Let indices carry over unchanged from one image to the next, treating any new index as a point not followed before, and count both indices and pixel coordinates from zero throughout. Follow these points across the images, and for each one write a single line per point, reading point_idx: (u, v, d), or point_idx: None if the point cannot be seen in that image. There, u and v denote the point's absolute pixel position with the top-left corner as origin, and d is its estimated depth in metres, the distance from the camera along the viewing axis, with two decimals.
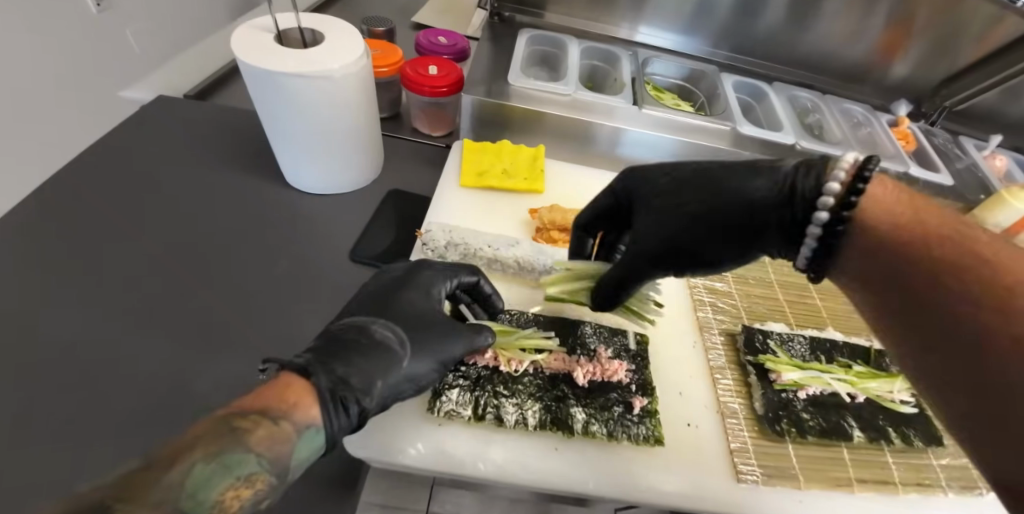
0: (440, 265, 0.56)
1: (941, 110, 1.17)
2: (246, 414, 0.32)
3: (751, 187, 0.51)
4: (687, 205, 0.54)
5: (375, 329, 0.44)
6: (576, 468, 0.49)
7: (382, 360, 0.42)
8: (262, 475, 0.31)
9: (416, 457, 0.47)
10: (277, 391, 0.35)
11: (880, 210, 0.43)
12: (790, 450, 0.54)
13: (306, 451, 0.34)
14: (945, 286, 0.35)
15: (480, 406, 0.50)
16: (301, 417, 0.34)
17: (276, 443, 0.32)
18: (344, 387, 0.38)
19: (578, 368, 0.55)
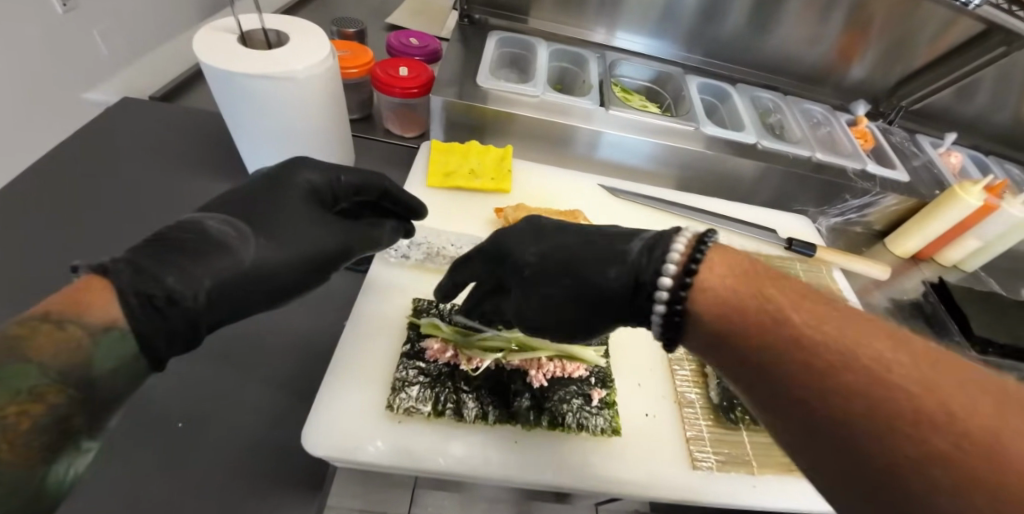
0: (321, 169, 0.57)
1: (898, 109, 1.23)
2: (29, 321, 0.33)
3: (606, 268, 0.45)
4: (548, 274, 0.48)
5: (209, 224, 0.44)
6: (535, 459, 0.50)
7: (217, 256, 0.42)
8: (52, 384, 0.32)
9: (377, 453, 0.48)
10: (69, 294, 0.35)
11: (726, 280, 0.38)
12: (745, 437, 0.56)
13: (109, 359, 0.35)
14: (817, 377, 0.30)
15: (439, 402, 0.51)
16: (93, 321, 0.34)
17: (62, 350, 0.33)
18: (151, 283, 0.37)
19: (539, 366, 0.55)
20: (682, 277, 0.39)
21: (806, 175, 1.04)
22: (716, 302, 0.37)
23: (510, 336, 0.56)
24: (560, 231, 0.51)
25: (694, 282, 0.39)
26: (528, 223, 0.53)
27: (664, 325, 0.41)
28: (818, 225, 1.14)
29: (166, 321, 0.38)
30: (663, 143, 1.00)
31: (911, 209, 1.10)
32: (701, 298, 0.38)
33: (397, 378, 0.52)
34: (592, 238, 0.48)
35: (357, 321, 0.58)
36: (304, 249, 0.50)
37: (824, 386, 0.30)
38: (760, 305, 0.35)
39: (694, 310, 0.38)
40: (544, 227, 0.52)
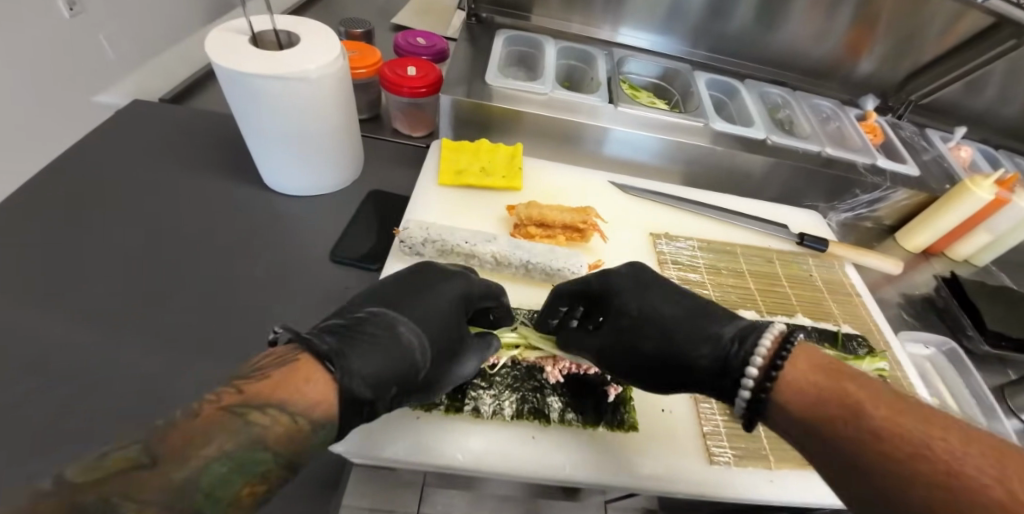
0: (470, 273, 0.54)
1: (907, 104, 1.23)
2: (263, 407, 0.32)
3: (698, 347, 0.46)
4: (632, 331, 0.50)
5: (401, 329, 0.43)
6: (553, 455, 0.50)
7: (401, 365, 0.41)
8: (274, 469, 0.32)
9: (396, 448, 0.48)
10: (291, 377, 0.34)
11: (815, 375, 0.38)
12: (761, 432, 0.56)
13: (317, 446, 0.34)
14: (893, 459, 0.32)
15: (458, 397, 0.51)
16: (322, 416, 0.34)
17: (292, 443, 0.32)
18: (360, 384, 0.37)
19: (554, 363, 0.56)
20: (769, 370, 0.40)
21: (816, 171, 1.04)
22: (800, 394, 0.38)
23: (524, 333, 0.57)
24: (662, 291, 0.52)
25: (781, 376, 0.39)
26: (641, 272, 0.54)
27: (748, 410, 0.41)
28: (828, 220, 1.13)
29: (359, 416, 0.38)
30: (673, 139, 1.00)
31: (921, 204, 1.09)
32: (789, 391, 0.39)
33: None
34: (693, 308, 0.49)
35: None
36: (449, 353, 0.47)
37: (901, 471, 0.31)
38: (843, 398, 0.36)
39: (777, 403, 0.39)
40: (651, 282, 0.53)
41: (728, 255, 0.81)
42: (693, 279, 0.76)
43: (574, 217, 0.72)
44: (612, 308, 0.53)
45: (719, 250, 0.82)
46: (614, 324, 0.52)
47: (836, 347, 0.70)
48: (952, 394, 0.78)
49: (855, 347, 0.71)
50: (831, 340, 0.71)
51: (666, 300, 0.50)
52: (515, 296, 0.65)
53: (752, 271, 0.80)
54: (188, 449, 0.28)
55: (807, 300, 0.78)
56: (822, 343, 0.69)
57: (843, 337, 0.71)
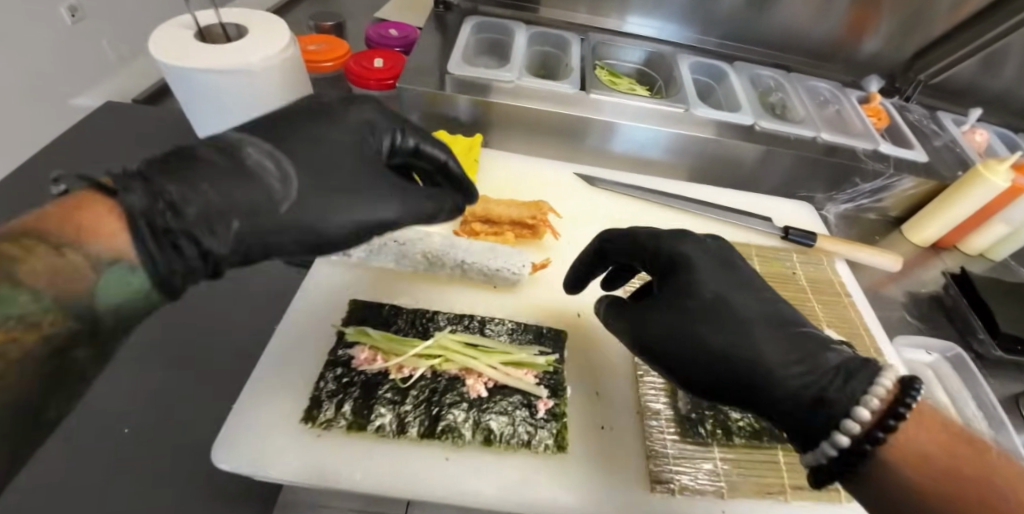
0: (383, 111, 0.48)
1: (916, 84, 1.11)
2: (20, 239, 0.27)
3: (787, 364, 0.40)
4: (701, 320, 0.44)
5: (248, 153, 0.37)
6: (465, 480, 0.45)
7: (249, 191, 0.35)
8: (53, 316, 0.27)
9: (294, 471, 0.45)
10: (65, 210, 0.29)
11: (935, 448, 0.33)
12: (716, 454, 0.49)
13: (114, 291, 0.30)
14: None
15: (364, 414, 0.47)
16: (102, 248, 0.29)
17: (58, 279, 0.27)
18: (169, 215, 0.31)
19: (476, 374, 0.50)
20: (885, 418, 0.34)
21: (813, 160, 0.95)
22: (918, 469, 0.32)
23: (440, 341, 0.51)
24: (735, 280, 0.47)
25: (893, 438, 0.33)
26: (719, 252, 0.49)
27: (836, 459, 0.35)
28: (825, 213, 1.04)
29: (181, 259, 0.33)
30: (655, 128, 0.92)
31: (931, 192, 0.99)
32: (902, 460, 0.33)
33: (317, 385, 0.48)
34: (770, 312, 0.44)
35: (291, 323, 0.55)
36: (327, 181, 0.40)
37: None
38: (978, 495, 0.30)
39: (881, 462, 0.34)
40: (729, 270, 0.48)
41: None
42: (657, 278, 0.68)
43: (526, 212, 0.65)
44: (679, 286, 0.47)
45: None
46: (687, 311, 0.45)
47: None
48: (953, 403, 0.70)
49: None
50: None
51: (741, 296, 0.45)
52: (449, 300, 0.59)
53: None
54: None
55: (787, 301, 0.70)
56: None
57: None
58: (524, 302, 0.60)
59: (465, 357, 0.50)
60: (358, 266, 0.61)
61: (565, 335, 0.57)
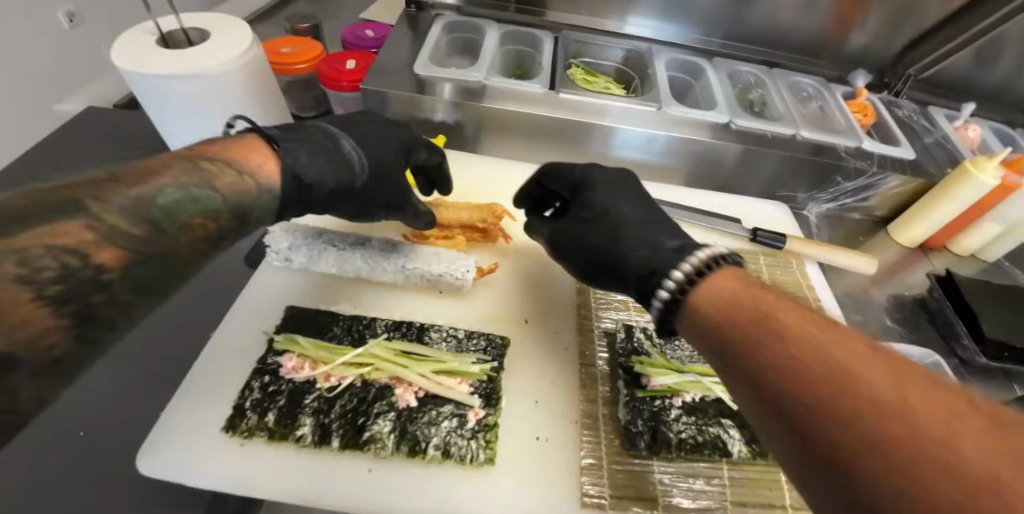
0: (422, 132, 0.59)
1: (905, 79, 1.08)
2: (216, 161, 0.39)
3: (633, 246, 0.47)
4: (587, 225, 0.52)
5: (343, 142, 0.48)
6: (386, 491, 0.44)
7: (342, 169, 0.47)
8: (223, 213, 0.38)
9: (219, 479, 0.45)
10: (241, 148, 0.41)
11: (727, 287, 0.35)
12: (654, 467, 0.47)
13: (262, 208, 0.42)
14: (818, 396, 0.25)
15: (290, 424, 0.46)
16: (265, 181, 0.41)
17: (237, 191, 0.39)
18: (303, 169, 0.44)
19: (406, 384, 0.49)
20: (691, 276, 0.38)
21: (795, 159, 0.91)
22: (712, 307, 0.35)
23: (371, 349, 0.50)
24: (633, 199, 0.52)
25: (697, 286, 0.37)
26: (622, 179, 0.55)
27: (663, 313, 0.40)
28: (807, 213, 1.00)
29: (298, 196, 0.45)
30: (628, 127, 0.89)
31: (918, 190, 0.96)
32: (702, 297, 0.36)
33: (241, 395, 0.48)
34: (654, 218, 0.49)
35: (229, 331, 0.54)
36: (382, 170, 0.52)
37: (824, 409, 0.24)
38: (764, 323, 0.31)
39: (691, 305, 0.37)
40: (631, 192, 0.53)
41: None
42: None
43: (477, 216, 0.62)
44: (581, 201, 0.54)
45: None
46: (580, 220, 0.53)
47: None
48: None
49: None
50: None
51: (619, 201, 0.51)
52: (391, 307, 0.57)
53: None
54: (140, 177, 0.34)
55: None
56: None
57: None
58: (470, 308, 0.59)
59: (394, 367, 0.49)
60: (301, 272, 0.59)
61: (508, 343, 0.55)
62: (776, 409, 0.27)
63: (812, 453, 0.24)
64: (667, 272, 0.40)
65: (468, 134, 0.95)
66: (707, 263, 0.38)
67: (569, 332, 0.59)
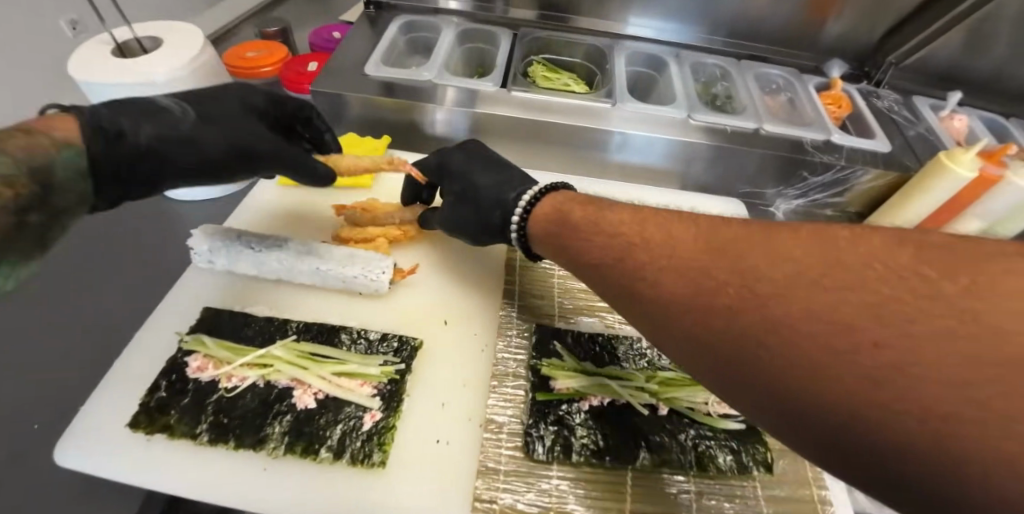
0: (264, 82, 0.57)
1: (885, 67, 1.01)
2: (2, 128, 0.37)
3: (491, 212, 0.55)
4: (456, 201, 0.58)
5: (159, 100, 0.47)
6: (277, 490, 0.45)
7: (157, 118, 0.45)
8: (16, 177, 0.36)
9: (121, 473, 0.46)
10: (42, 120, 0.40)
11: (556, 211, 0.48)
12: (553, 473, 0.47)
13: (66, 169, 0.39)
14: (643, 271, 0.35)
15: (193, 421, 0.48)
16: (62, 138, 0.39)
17: (30, 152, 0.37)
18: (110, 126, 0.42)
19: (306, 386, 0.49)
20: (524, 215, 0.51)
21: (759, 155, 0.88)
22: (548, 227, 0.48)
23: (277, 349, 0.51)
24: (489, 166, 0.58)
25: (531, 213, 0.51)
26: (477, 149, 0.61)
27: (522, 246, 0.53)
28: (775, 209, 0.95)
29: (115, 151, 0.43)
30: (582, 125, 0.86)
31: (892, 185, 0.91)
32: (539, 223, 0.50)
33: (147, 394, 0.49)
34: (504, 180, 0.57)
35: (151, 331, 0.56)
36: (253, 155, 0.51)
37: (650, 279, 0.34)
38: (597, 234, 0.41)
39: (533, 233, 0.50)
40: (490, 159, 0.59)
41: None
42: (539, 284, 0.62)
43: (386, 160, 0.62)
44: (456, 176, 0.59)
45: None
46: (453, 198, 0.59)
47: None
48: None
49: None
50: None
51: (474, 174, 0.58)
52: (310, 309, 0.58)
53: None
54: None
55: None
56: None
57: None
58: (389, 309, 0.59)
59: (296, 368, 0.50)
60: (226, 272, 0.61)
61: (420, 345, 0.54)
62: (628, 301, 0.36)
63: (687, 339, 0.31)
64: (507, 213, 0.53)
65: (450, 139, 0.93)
66: (531, 200, 0.51)
67: (489, 333, 0.58)
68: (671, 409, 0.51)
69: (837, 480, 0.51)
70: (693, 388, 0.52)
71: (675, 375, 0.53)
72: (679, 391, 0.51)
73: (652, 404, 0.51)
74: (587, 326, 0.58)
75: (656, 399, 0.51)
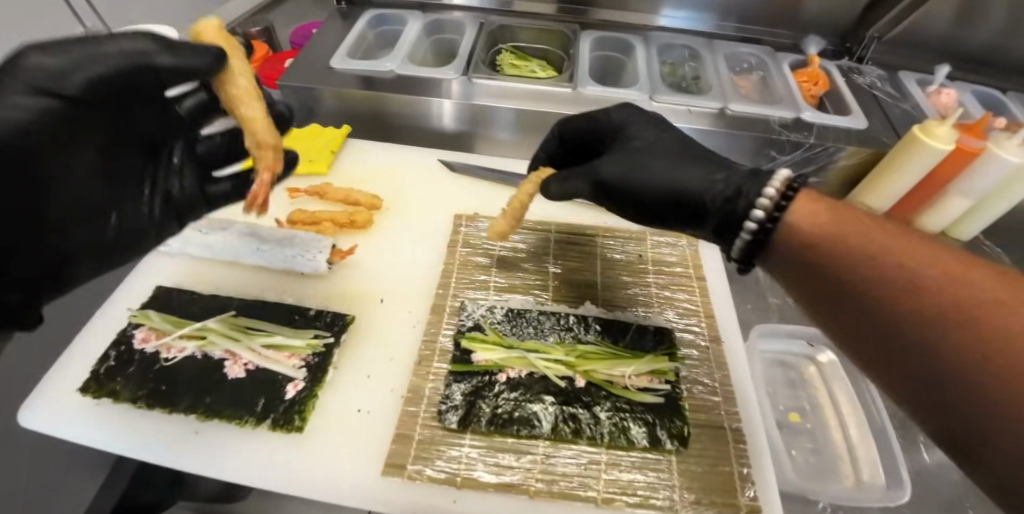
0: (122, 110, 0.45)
1: (866, 42, 0.97)
2: None
3: (711, 175, 0.45)
4: (647, 156, 0.49)
5: None
6: (205, 451, 0.48)
7: None
8: None
9: (70, 432, 0.50)
10: None
11: (804, 211, 0.38)
12: (465, 442, 0.47)
13: None
14: (878, 282, 0.31)
15: (136, 387, 0.51)
16: None
17: None
18: None
19: (237, 357, 0.53)
20: (778, 200, 0.38)
21: (724, 136, 0.86)
22: (797, 228, 0.37)
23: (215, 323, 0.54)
24: (655, 126, 0.53)
25: (784, 217, 0.38)
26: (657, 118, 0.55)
27: (747, 246, 0.41)
28: None
29: None
30: (543, 110, 0.87)
31: (868, 163, 0.87)
32: (793, 230, 0.37)
33: (97, 363, 0.53)
34: (690, 148, 0.50)
35: (112, 307, 0.60)
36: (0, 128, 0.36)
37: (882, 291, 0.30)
38: (835, 237, 0.35)
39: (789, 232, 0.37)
40: (659, 125, 0.54)
41: (541, 235, 0.67)
42: (477, 262, 0.64)
43: (257, 137, 0.47)
44: (624, 138, 0.54)
45: (536, 232, 0.68)
46: (631, 153, 0.51)
47: (622, 343, 0.55)
48: (847, 433, 0.61)
49: (663, 342, 0.56)
50: (621, 332, 0.56)
51: (649, 140, 0.52)
52: (254, 288, 0.61)
53: (558, 253, 0.66)
54: None
55: (627, 285, 0.62)
56: (608, 337, 0.56)
57: (638, 328, 0.57)
58: (329, 288, 0.61)
59: (229, 340, 0.53)
60: (183, 255, 0.64)
61: (351, 320, 0.57)
62: (843, 304, 0.33)
63: (863, 330, 0.32)
64: (750, 196, 0.40)
65: (456, 133, 0.94)
66: (784, 193, 0.39)
67: (423, 309, 0.60)
68: (589, 382, 0.52)
69: (760, 456, 0.51)
70: (613, 361, 0.53)
71: (593, 350, 0.54)
72: (595, 365, 0.52)
73: (570, 376, 0.52)
74: (518, 303, 0.60)
75: (574, 372, 0.52)
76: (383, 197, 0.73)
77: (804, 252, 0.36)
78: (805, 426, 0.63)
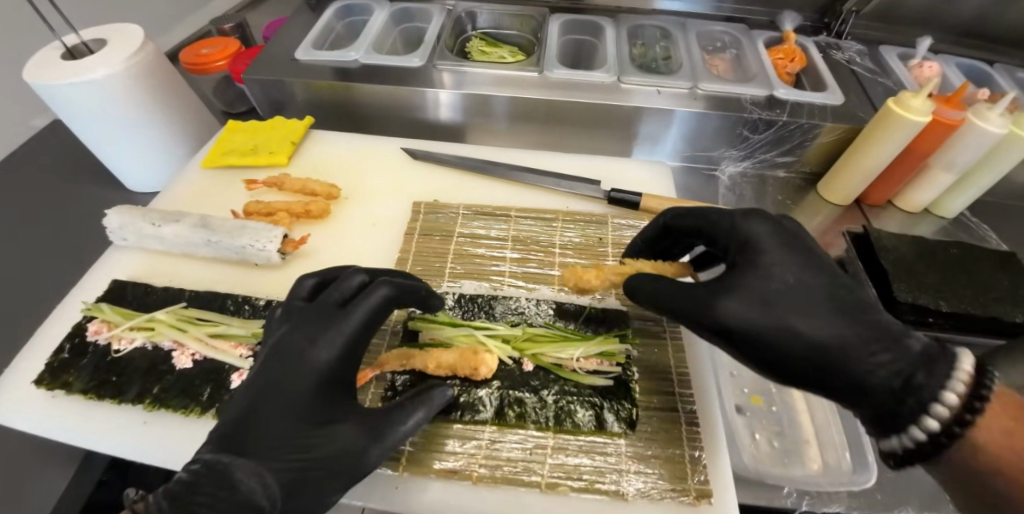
0: (343, 345, 0.44)
1: (846, 16, 0.94)
2: None
3: (869, 346, 0.36)
4: (780, 294, 0.38)
5: (239, 475, 0.38)
6: (151, 440, 0.48)
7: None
8: None
9: (25, 421, 0.50)
10: None
11: (999, 422, 0.32)
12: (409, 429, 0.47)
13: None
14: None
15: (89, 379, 0.51)
16: None
17: None
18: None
19: (185, 348, 0.53)
20: (961, 411, 0.32)
21: (695, 117, 0.84)
22: (1005, 445, 0.31)
23: (165, 314, 0.54)
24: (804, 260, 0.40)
25: (968, 434, 0.32)
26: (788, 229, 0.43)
27: (916, 447, 0.34)
28: (720, 172, 0.93)
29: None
30: (509, 95, 0.85)
31: (842, 141, 0.85)
32: (983, 449, 0.31)
33: (52, 356, 0.53)
34: (847, 296, 0.38)
35: (71, 301, 0.60)
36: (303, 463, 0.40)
37: None
38: None
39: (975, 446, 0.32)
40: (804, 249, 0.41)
41: (500, 220, 0.66)
42: (434, 250, 0.63)
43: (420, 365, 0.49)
44: (747, 260, 0.41)
45: (495, 216, 0.67)
46: (765, 291, 0.39)
47: (573, 326, 0.55)
48: (813, 416, 0.60)
49: (615, 323, 0.55)
50: (572, 316, 0.56)
51: (797, 273, 0.39)
52: (211, 280, 0.61)
53: (517, 239, 0.64)
54: None
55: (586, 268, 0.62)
56: (559, 320, 0.55)
57: (590, 310, 0.56)
58: (286, 278, 0.61)
59: (178, 331, 0.53)
60: (140, 248, 0.64)
61: None
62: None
63: None
64: (928, 395, 0.33)
65: (452, 123, 0.93)
66: (978, 392, 0.32)
67: None
68: (536, 365, 0.52)
69: (713, 439, 0.49)
70: (561, 344, 0.52)
71: (542, 333, 0.53)
72: (543, 347, 0.52)
73: (517, 358, 0.53)
74: (472, 288, 0.59)
75: (521, 355, 0.53)
76: (343, 187, 0.72)
77: (996, 475, 0.31)
78: (769, 408, 0.61)
